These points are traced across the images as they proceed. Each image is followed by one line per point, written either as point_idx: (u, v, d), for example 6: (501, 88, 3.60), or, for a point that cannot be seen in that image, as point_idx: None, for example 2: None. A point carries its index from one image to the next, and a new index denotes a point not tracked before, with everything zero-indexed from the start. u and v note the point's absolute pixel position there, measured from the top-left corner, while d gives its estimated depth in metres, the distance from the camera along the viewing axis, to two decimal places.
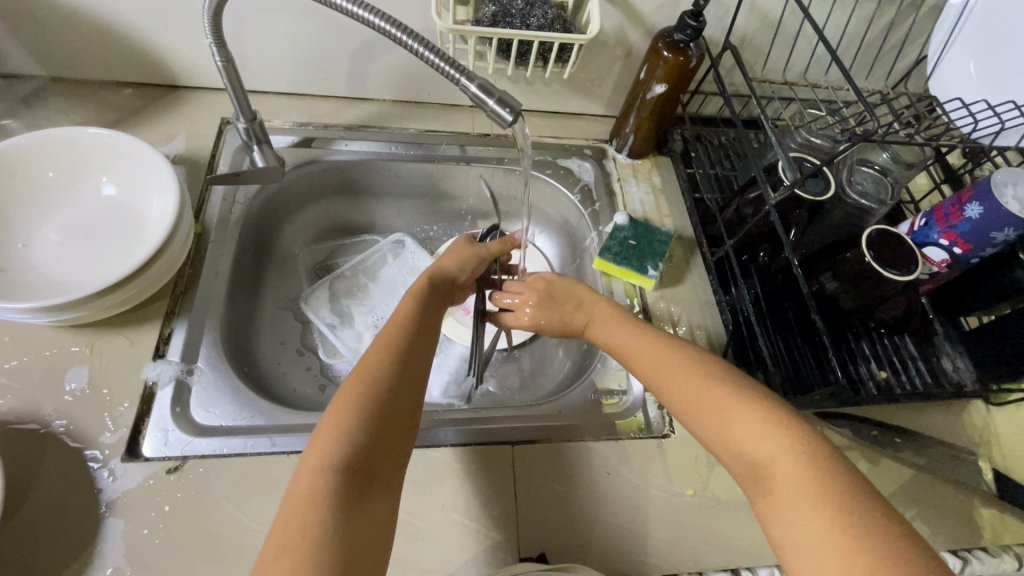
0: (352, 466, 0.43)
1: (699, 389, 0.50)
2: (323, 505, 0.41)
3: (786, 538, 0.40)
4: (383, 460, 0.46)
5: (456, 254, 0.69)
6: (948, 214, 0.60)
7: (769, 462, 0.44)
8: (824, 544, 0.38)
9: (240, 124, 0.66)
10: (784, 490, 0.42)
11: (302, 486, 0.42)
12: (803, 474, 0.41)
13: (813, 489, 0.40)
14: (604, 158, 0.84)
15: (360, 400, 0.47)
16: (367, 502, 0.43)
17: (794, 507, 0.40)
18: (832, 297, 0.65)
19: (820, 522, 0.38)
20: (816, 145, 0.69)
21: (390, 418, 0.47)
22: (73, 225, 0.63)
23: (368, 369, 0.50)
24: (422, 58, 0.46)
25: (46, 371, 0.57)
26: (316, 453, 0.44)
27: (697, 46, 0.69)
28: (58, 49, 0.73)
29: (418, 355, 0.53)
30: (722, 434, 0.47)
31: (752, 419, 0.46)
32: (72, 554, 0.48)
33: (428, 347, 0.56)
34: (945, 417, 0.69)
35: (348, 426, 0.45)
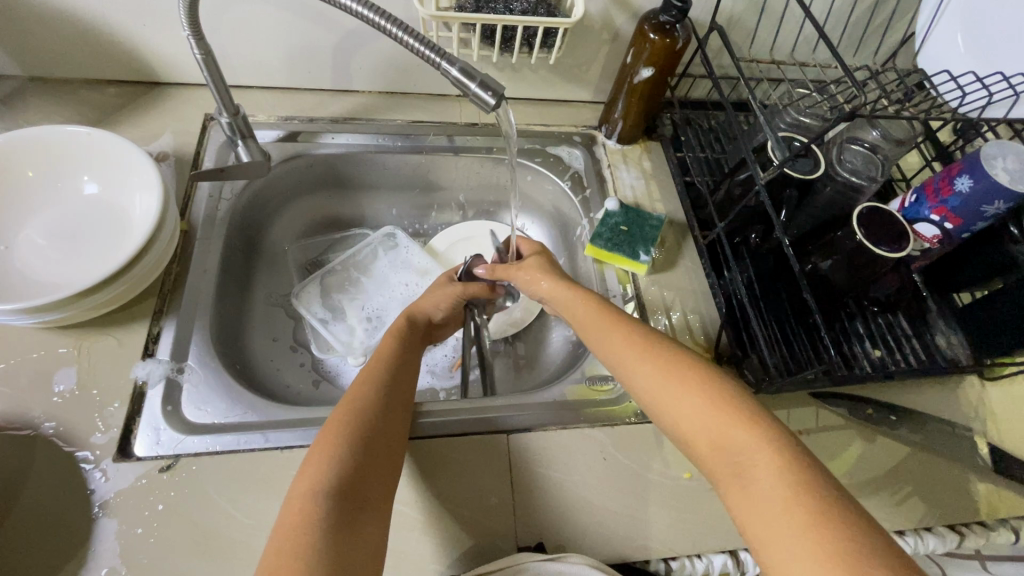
0: (342, 490, 0.43)
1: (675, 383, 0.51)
2: (315, 529, 0.40)
3: (758, 527, 0.40)
4: (374, 481, 0.46)
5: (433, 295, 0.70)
6: (938, 189, 0.59)
7: (738, 449, 0.44)
8: (798, 529, 0.37)
9: (223, 118, 0.65)
10: (754, 476, 0.42)
11: (291, 514, 0.42)
12: (772, 460, 0.42)
13: (784, 475, 0.41)
14: (594, 144, 0.84)
15: (349, 425, 0.48)
16: (361, 525, 0.43)
17: (764, 492, 0.40)
18: (824, 276, 0.65)
19: (793, 507, 0.39)
20: (806, 124, 0.68)
21: (378, 443, 0.48)
22: (55, 225, 0.62)
23: (358, 398, 0.51)
24: (404, 43, 0.46)
25: (34, 373, 0.56)
26: (307, 480, 0.44)
27: (683, 27, 0.68)
28: (35, 48, 0.72)
29: (402, 387, 0.55)
30: (690, 424, 0.48)
31: (720, 406, 0.47)
32: (66, 557, 0.48)
33: (410, 382, 0.57)
34: (940, 393, 0.69)
35: (337, 451, 0.46)
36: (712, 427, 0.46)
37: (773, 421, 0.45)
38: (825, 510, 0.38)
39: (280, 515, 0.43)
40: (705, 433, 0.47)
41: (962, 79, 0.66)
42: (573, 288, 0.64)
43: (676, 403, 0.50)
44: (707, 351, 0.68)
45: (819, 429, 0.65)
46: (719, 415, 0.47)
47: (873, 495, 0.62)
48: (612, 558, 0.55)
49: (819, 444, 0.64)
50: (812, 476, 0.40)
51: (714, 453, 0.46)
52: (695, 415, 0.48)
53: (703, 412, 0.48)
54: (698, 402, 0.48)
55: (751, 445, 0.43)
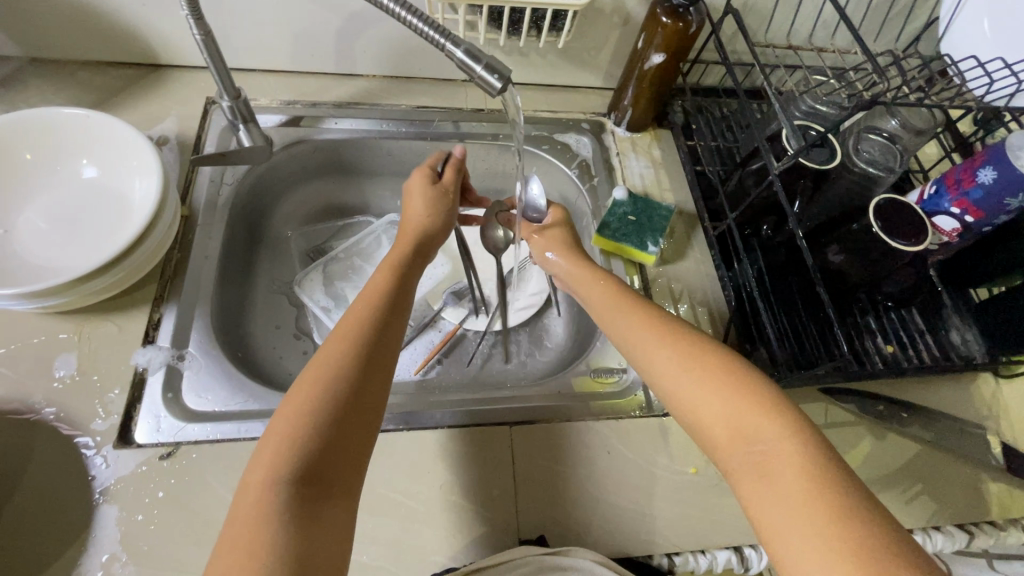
0: (303, 477, 0.42)
1: (685, 370, 0.49)
2: (270, 520, 0.39)
3: (770, 520, 0.39)
4: (341, 462, 0.44)
5: (415, 195, 0.65)
6: (959, 180, 0.57)
7: (757, 440, 0.43)
8: (816, 525, 0.37)
9: (224, 102, 0.64)
10: (772, 469, 0.41)
11: (250, 499, 0.41)
12: (794, 455, 0.41)
13: (807, 471, 0.40)
14: (603, 132, 0.82)
15: (310, 399, 0.45)
16: (322, 513, 0.41)
17: (781, 487, 0.40)
18: (838, 269, 0.63)
19: (811, 505, 0.38)
20: (822, 113, 0.65)
21: (349, 420, 0.46)
22: (55, 208, 0.61)
23: (334, 357, 0.48)
24: (406, 23, 0.44)
25: (35, 358, 0.56)
26: (262, 465, 0.42)
27: (697, 11, 0.66)
28: (33, 29, 0.70)
29: (378, 347, 0.50)
30: (704, 412, 0.47)
31: (742, 395, 0.46)
32: (66, 543, 0.48)
33: (393, 332, 0.53)
34: (953, 391, 0.67)
35: (298, 432, 0.43)
36: (729, 418, 0.45)
37: (797, 413, 0.44)
38: (849, 508, 0.38)
39: (240, 497, 0.42)
40: (722, 421, 0.45)
41: (989, 66, 0.64)
42: (587, 269, 0.63)
43: (693, 391, 0.48)
44: (714, 344, 0.67)
45: (827, 425, 0.64)
46: (742, 404, 0.45)
47: (882, 493, 0.61)
48: (615, 552, 0.54)
49: (826, 440, 0.63)
50: (832, 474, 0.40)
51: (730, 443, 0.45)
52: (713, 403, 0.46)
53: (723, 400, 0.46)
54: (710, 392, 0.47)
55: (775, 438, 0.42)
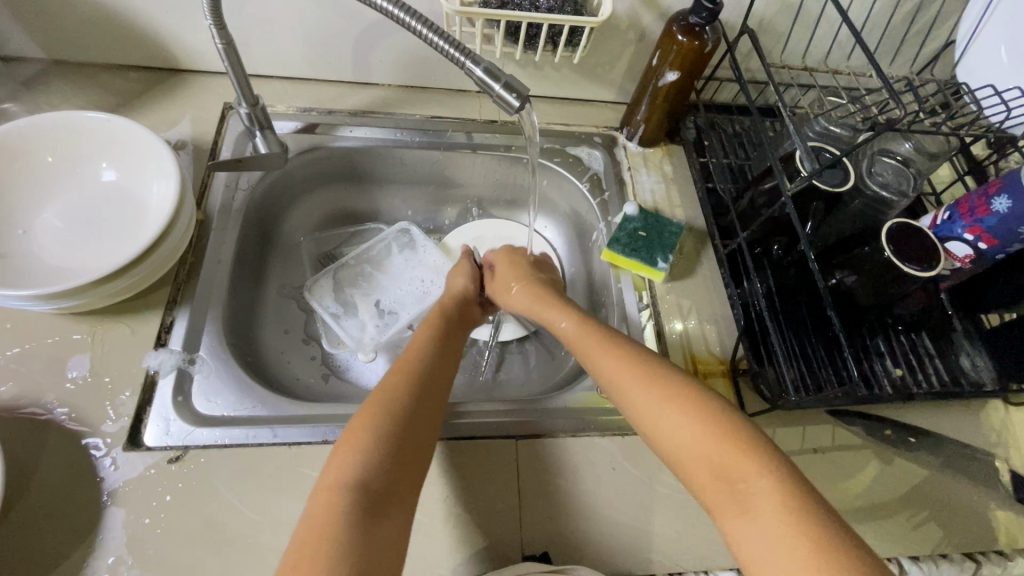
0: (366, 486, 0.44)
1: (656, 399, 0.50)
2: (338, 525, 0.41)
3: (752, 554, 0.40)
4: (402, 475, 0.46)
5: (461, 271, 0.73)
6: (973, 208, 0.57)
7: (740, 477, 0.43)
8: (795, 556, 0.38)
9: (242, 109, 0.64)
10: (756, 505, 0.41)
11: (320, 503, 0.43)
12: (774, 491, 0.41)
13: (789, 506, 0.40)
14: (614, 146, 0.82)
15: (375, 417, 0.49)
16: (384, 519, 0.43)
17: (760, 517, 0.40)
18: (849, 291, 0.62)
19: (796, 542, 0.38)
20: (836, 135, 0.66)
21: (409, 436, 0.49)
22: (74, 210, 0.62)
23: (393, 387, 0.53)
24: (428, 41, 0.44)
25: (48, 358, 0.56)
26: (333, 473, 0.45)
27: (713, 30, 0.66)
28: (57, 31, 0.71)
29: (436, 378, 0.56)
30: (684, 446, 0.47)
31: (720, 431, 0.46)
32: (73, 544, 0.48)
33: (446, 373, 0.58)
34: (963, 417, 0.67)
35: (364, 443, 0.47)
36: (703, 448, 0.45)
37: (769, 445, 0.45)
38: (833, 541, 0.38)
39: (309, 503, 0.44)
40: (703, 456, 0.45)
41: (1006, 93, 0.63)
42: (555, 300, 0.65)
43: (665, 422, 0.48)
44: (723, 362, 0.67)
45: (835, 448, 0.64)
46: (720, 441, 0.45)
47: (888, 518, 0.60)
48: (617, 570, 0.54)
49: (832, 462, 0.63)
50: (815, 509, 0.40)
51: (712, 478, 0.44)
52: (692, 438, 0.46)
53: (702, 436, 0.46)
54: (682, 422, 0.47)
55: (756, 474, 0.42)
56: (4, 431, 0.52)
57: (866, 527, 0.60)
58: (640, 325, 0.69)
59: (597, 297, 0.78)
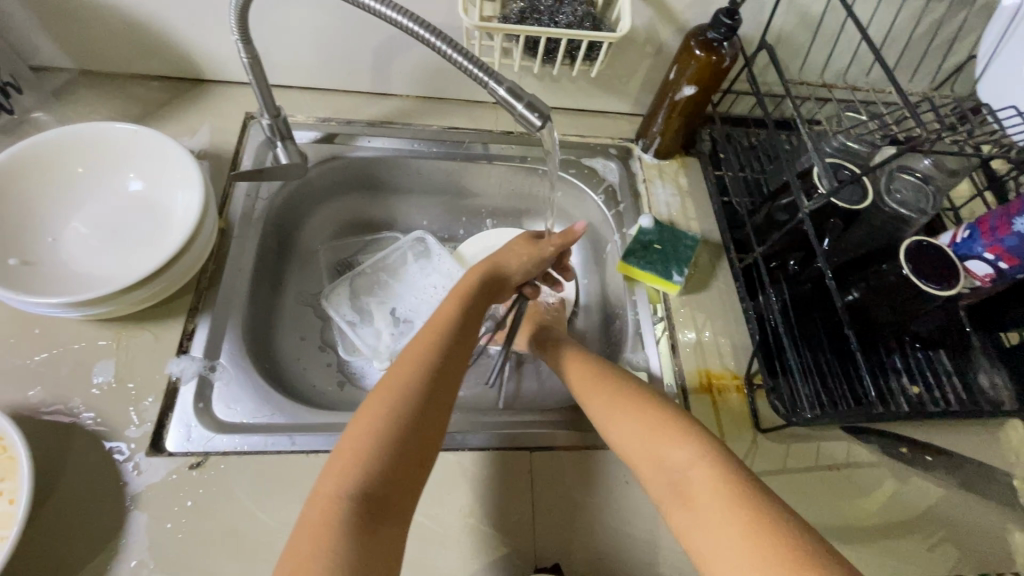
0: (365, 493, 0.43)
1: (616, 411, 0.54)
2: (336, 532, 0.41)
3: (703, 545, 0.43)
4: (403, 481, 0.46)
5: (518, 251, 0.68)
6: (994, 227, 0.56)
7: (673, 469, 0.48)
8: (741, 547, 0.40)
9: (264, 120, 0.66)
10: (693, 494, 0.45)
11: (316, 512, 0.43)
12: (713, 480, 0.45)
13: (718, 488, 0.44)
14: (630, 157, 0.83)
15: (378, 422, 0.47)
16: (382, 527, 0.43)
17: (707, 514, 0.43)
18: (865, 308, 0.63)
19: (728, 523, 0.42)
20: (854, 151, 0.65)
21: (413, 441, 0.47)
22: (101, 218, 0.63)
23: (400, 381, 0.51)
24: (450, 60, 0.45)
25: (74, 363, 0.58)
26: (333, 480, 0.44)
27: (731, 45, 0.66)
28: (86, 43, 0.73)
29: (448, 370, 0.53)
30: (627, 444, 0.52)
31: (659, 428, 0.51)
32: (97, 548, 0.49)
33: (459, 364, 0.55)
34: (981, 436, 0.66)
35: (367, 449, 0.45)
36: (655, 454, 0.49)
37: (716, 445, 0.48)
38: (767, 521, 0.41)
39: (306, 511, 0.44)
40: (643, 452, 0.50)
41: None
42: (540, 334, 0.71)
43: (626, 433, 0.52)
44: (737, 377, 0.67)
45: (850, 465, 0.63)
46: (658, 436, 0.50)
47: (903, 537, 0.60)
48: None
49: (847, 480, 0.62)
50: (748, 492, 0.43)
51: (652, 473, 0.49)
52: (635, 437, 0.51)
53: (645, 434, 0.51)
54: (639, 431, 0.51)
55: (686, 463, 0.47)
56: (32, 434, 0.53)
57: (882, 546, 0.59)
58: (654, 338, 0.69)
59: (611, 309, 0.78)
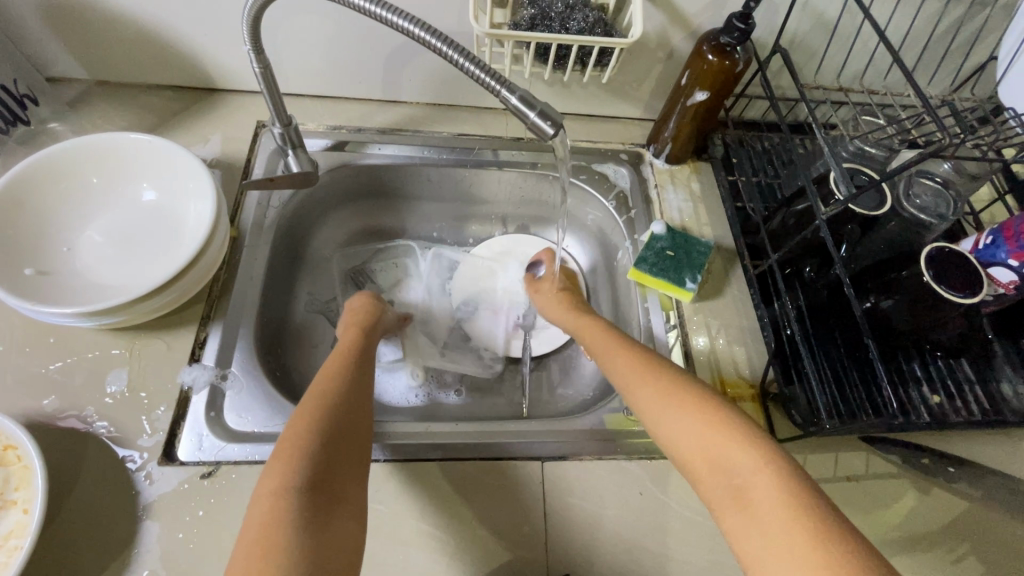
0: (310, 485, 0.45)
1: (660, 396, 0.54)
2: (285, 526, 0.42)
3: (752, 546, 0.42)
4: (345, 474, 0.48)
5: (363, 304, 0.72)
6: (1019, 232, 0.55)
7: (732, 470, 0.46)
8: (792, 545, 0.40)
9: (276, 129, 0.66)
10: (743, 489, 0.45)
11: (261, 511, 0.43)
12: (765, 477, 0.44)
13: (777, 491, 0.43)
14: (641, 163, 0.82)
15: (313, 428, 0.49)
16: (333, 517, 0.44)
17: (756, 512, 0.43)
18: (885, 315, 0.61)
19: (792, 533, 0.40)
20: (871, 155, 0.64)
21: (343, 437, 0.50)
22: (115, 228, 0.64)
23: (327, 391, 0.54)
24: (462, 68, 0.45)
25: (87, 372, 0.58)
26: (273, 482, 0.44)
27: (744, 50, 0.65)
28: (102, 54, 0.74)
29: (363, 385, 0.58)
30: (684, 444, 0.50)
31: (708, 420, 0.50)
32: (110, 558, 0.49)
33: (368, 377, 0.60)
34: (1006, 447, 0.65)
35: (305, 448, 0.47)
36: (702, 444, 0.49)
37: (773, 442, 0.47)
38: (833, 537, 0.39)
39: (249, 514, 0.44)
40: (702, 454, 0.49)
41: None
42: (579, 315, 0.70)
43: (670, 419, 0.52)
44: (753, 386, 0.66)
45: (869, 476, 0.62)
46: (717, 438, 0.48)
47: (926, 551, 0.58)
48: None
49: (866, 491, 0.61)
50: (802, 493, 0.42)
51: (709, 476, 0.47)
52: (691, 435, 0.50)
53: (694, 429, 0.50)
54: (686, 420, 0.51)
55: (750, 468, 0.45)
56: (46, 444, 0.54)
57: (904, 559, 0.58)
58: (667, 346, 0.68)
59: (622, 316, 0.78)
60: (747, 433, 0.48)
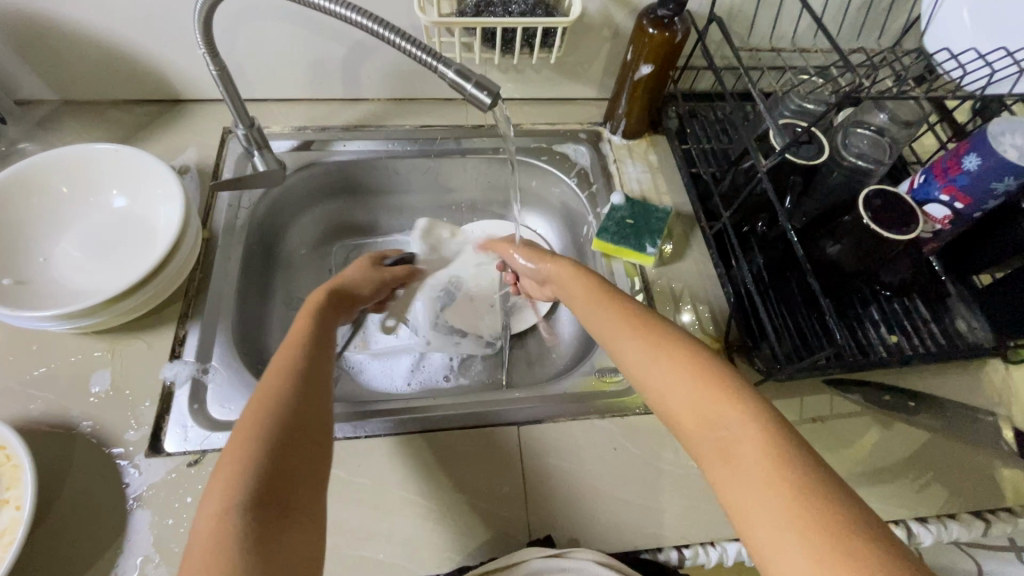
0: (259, 491, 0.40)
1: (657, 362, 0.48)
2: (233, 533, 0.38)
3: (738, 502, 0.38)
4: (297, 474, 0.43)
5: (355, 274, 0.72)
6: (946, 168, 0.58)
7: (718, 425, 0.42)
8: (786, 531, 0.34)
9: (239, 131, 0.68)
10: (738, 465, 0.39)
11: (207, 524, 0.39)
12: (764, 451, 0.39)
13: (775, 469, 0.37)
14: (600, 141, 0.85)
15: (265, 424, 0.45)
16: (286, 524, 0.40)
17: (750, 488, 0.37)
18: (834, 262, 0.64)
19: (778, 491, 0.36)
20: (809, 111, 0.68)
21: (298, 432, 0.46)
22: (89, 236, 0.66)
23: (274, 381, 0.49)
24: (400, 48, 0.47)
25: (71, 375, 0.60)
26: (222, 485, 0.41)
27: (682, 20, 0.69)
28: (67, 73, 0.76)
29: (320, 368, 0.53)
30: (678, 408, 0.45)
31: (706, 390, 0.44)
32: (102, 548, 0.51)
33: (325, 359, 0.55)
34: (963, 379, 0.67)
35: (253, 446, 0.43)
36: (703, 415, 0.43)
37: (773, 414, 0.41)
38: (819, 513, 0.34)
39: (196, 527, 0.40)
40: (692, 409, 0.44)
41: (966, 57, 0.66)
42: (566, 270, 0.64)
43: (668, 386, 0.47)
44: (717, 341, 0.68)
45: (834, 416, 0.64)
46: (712, 403, 0.43)
47: (892, 482, 0.61)
48: (625, 545, 0.56)
49: (833, 431, 0.64)
50: (805, 474, 0.36)
51: (700, 439, 0.43)
52: (683, 400, 0.45)
53: (693, 399, 0.44)
54: (687, 388, 0.45)
55: (739, 436, 0.40)
56: (35, 445, 0.55)
57: (870, 492, 0.60)
58: None
59: None
60: (746, 404, 0.42)
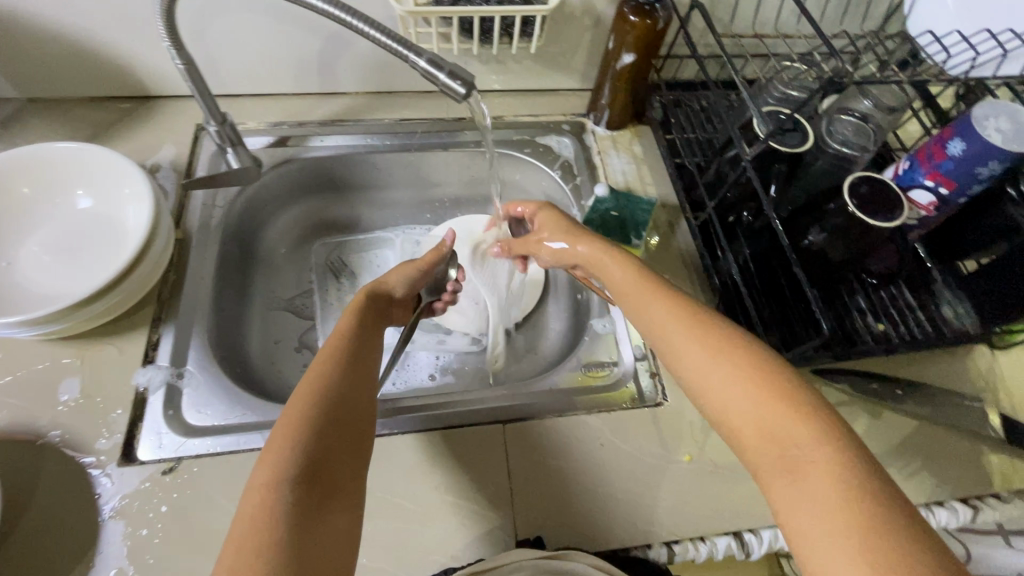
0: (303, 482, 0.40)
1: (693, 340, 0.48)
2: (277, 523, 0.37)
3: (781, 480, 0.38)
4: (337, 469, 0.43)
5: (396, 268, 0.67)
6: (931, 154, 0.58)
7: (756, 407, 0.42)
8: (832, 507, 0.34)
9: (211, 127, 0.66)
10: (784, 442, 0.39)
11: (252, 504, 0.38)
12: (811, 433, 0.38)
13: (822, 450, 0.37)
14: (583, 132, 0.83)
15: (308, 415, 0.44)
16: (324, 514, 0.40)
17: (799, 467, 0.37)
18: (820, 251, 0.63)
19: (842, 488, 0.35)
20: (793, 98, 0.67)
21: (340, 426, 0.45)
22: (55, 238, 0.63)
23: (316, 374, 0.48)
24: (369, 37, 0.45)
25: (39, 383, 0.58)
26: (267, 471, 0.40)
27: (663, 7, 0.67)
28: (30, 70, 0.74)
29: (361, 361, 0.52)
30: (716, 389, 0.45)
31: (746, 370, 0.44)
32: (73, 561, 0.49)
33: (369, 352, 0.54)
34: (949, 365, 0.67)
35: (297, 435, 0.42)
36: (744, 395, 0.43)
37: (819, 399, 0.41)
38: (871, 493, 0.34)
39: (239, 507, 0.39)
40: (727, 390, 0.44)
41: (948, 40, 0.65)
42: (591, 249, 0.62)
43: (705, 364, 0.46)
44: None
45: None
46: (756, 384, 0.43)
47: None
48: (614, 542, 0.55)
49: None
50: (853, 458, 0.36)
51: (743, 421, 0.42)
52: (722, 380, 0.44)
53: (731, 376, 0.44)
54: (726, 368, 0.44)
55: (785, 416, 0.40)
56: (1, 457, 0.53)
57: None
58: None
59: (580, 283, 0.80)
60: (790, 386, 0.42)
